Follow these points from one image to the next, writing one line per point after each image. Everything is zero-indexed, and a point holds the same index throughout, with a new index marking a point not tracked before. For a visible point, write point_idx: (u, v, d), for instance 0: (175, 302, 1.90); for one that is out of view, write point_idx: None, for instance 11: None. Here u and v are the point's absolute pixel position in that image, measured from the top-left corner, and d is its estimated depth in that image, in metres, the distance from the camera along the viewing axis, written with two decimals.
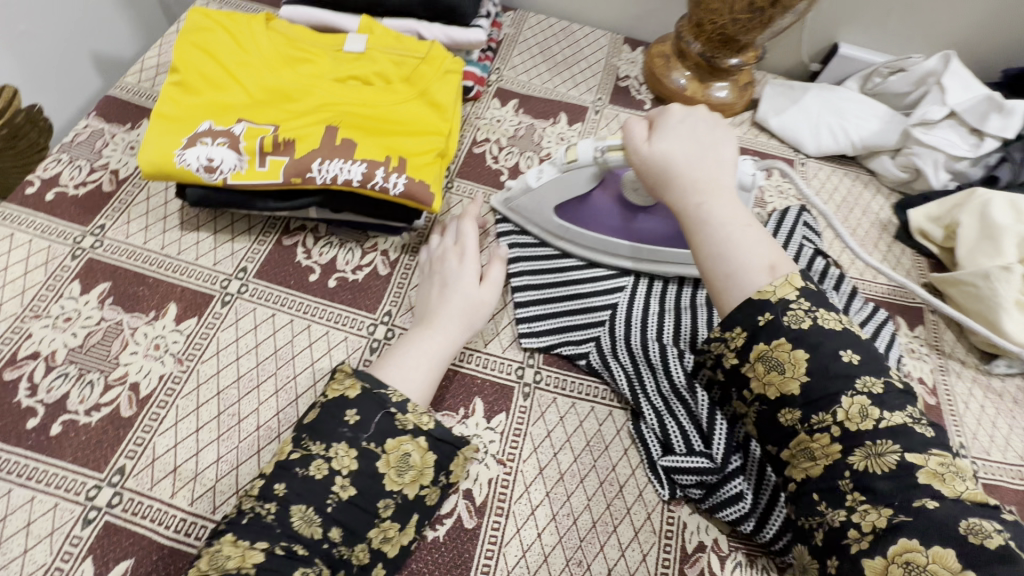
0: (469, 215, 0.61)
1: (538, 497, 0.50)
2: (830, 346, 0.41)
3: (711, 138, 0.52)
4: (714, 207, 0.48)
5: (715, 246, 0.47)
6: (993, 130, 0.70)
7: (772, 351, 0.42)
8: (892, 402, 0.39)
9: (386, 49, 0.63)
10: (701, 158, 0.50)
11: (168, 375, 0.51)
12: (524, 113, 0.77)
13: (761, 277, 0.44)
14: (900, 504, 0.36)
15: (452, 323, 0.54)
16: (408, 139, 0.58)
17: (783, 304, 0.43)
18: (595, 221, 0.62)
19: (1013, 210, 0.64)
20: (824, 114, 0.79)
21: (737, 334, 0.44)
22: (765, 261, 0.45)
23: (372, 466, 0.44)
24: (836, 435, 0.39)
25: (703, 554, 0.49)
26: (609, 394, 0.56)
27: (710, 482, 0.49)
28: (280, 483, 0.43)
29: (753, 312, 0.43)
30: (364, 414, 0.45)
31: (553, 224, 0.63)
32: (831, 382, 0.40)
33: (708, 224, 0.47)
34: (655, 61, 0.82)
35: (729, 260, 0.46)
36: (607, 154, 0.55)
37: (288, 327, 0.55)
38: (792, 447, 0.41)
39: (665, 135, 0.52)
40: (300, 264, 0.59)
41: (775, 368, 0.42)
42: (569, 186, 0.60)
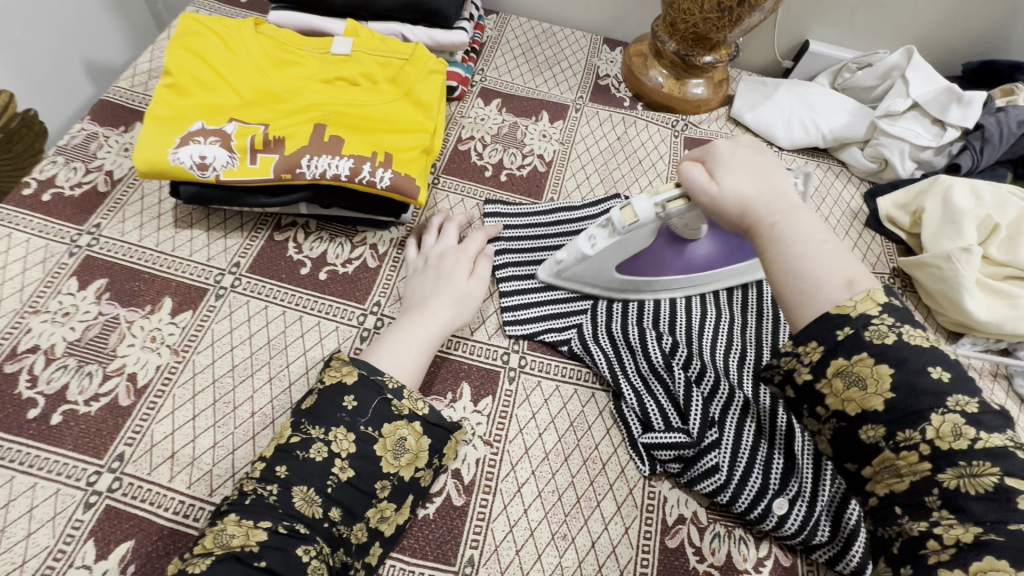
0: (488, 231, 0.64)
1: (524, 475, 0.53)
2: (919, 361, 0.38)
3: (771, 164, 0.50)
4: (789, 227, 0.45)
5: (792, 265, 0.43)
6: (954, 121, 0.73)
7: (853, 365, 0.39)
8: (989, 422, 0.36)
9: (371, 51, 0.65)
10: (766, 180, 0.48)
11: (165, 366, 0.53)
12: (507, 112, 0.80)
13: (839, 291, 0.41)
14: (994, 522, 0.34)
15: (441, 310, 0.56)
16: (393, 136, 0.61)
17: (864, 319, 0.40)
18: (658, 270, 0.60)
19: (972, 196, 0.68)
20: (796, 108, 0.82)
21: (811, 348, 0.41)
22: (848, 279, 0.42)
23: (369, 448, 0.46)
24: (925, 454, 0.37)
25: (683, 526, 0.51)
26: (591, 377, 0.59)
27: (688, 456, 0.52)
28: (280, 465, 0.44)
29: (831, 325, 0.40)
30: (362, 400, 0.47)
31: (616, 282, 0.60)
32: (919, 399, 0.38)
33: (781, 243, 0.45)
34: (634, 60, 0.85)
35: (805, 277, 0.42)
36: (668, 207, 0.52)
37: (280, 318, 0.57)
38: (875, 464, 0.39)
39: (726, 162, 0.49)
40: (291, 258, 0.61)
41: (855, 384, 0.39)
42: (630, 246, 0.56)
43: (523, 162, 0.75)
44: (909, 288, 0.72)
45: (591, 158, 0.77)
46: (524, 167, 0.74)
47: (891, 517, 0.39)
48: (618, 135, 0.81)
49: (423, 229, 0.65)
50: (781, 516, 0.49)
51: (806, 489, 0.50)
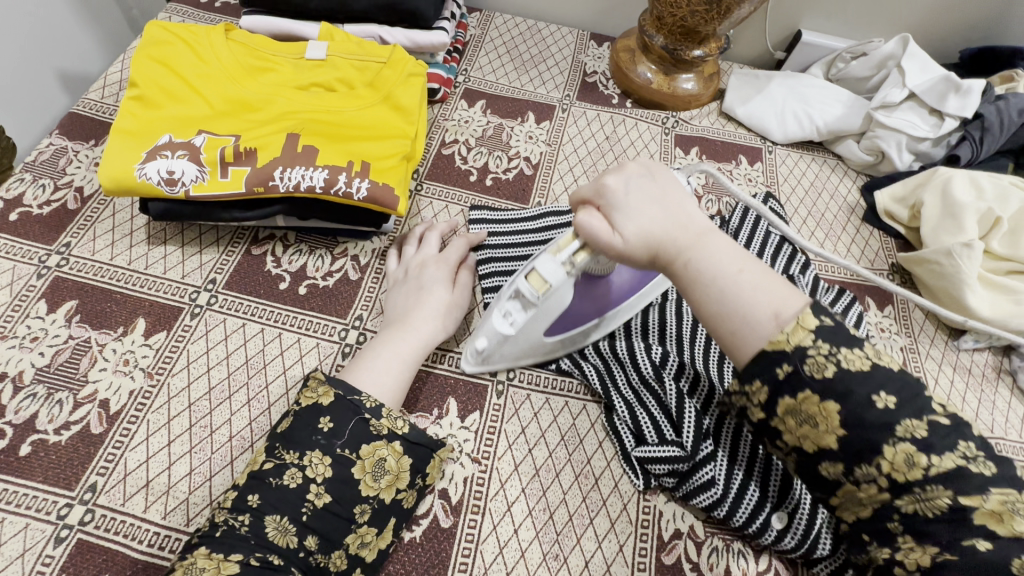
0: (468, 237, 0.62)
1: (514, 494, 0.51)
2: (863, 390, 0.36)
3: (669, 191, 0.45)
4: (706, 264, 0.42)
5: (719, 306, 0.41)
6: (952, 110, 0.71)
7: (800, 404, 0.37)
8: (941, 444, 0.35)
9: (347, 55, 0.63)
10: (669, 211, 0.44)
11: (138, 391, 0.51)
12: (492, 113, 0.78)
13: (770, 325, 0.39)
14: (949, 542, 0.34)
15: (423, 325, 0.54)
16: (371, 143, 0.58)
17: (802, 351, 0.37)
18: (582, 320, 0.54)
19: (972, 187, 0.66)
20: (789, 102, 0.80)
21: (756, 388, 0.39)
22: (776, 309, 0.39)
23: (347, 471, 0.44)
24: (885, 486, 0.36)
25: (679, 541, 0.50)
26: (581, 388, 0.57)
27: (682, 470, 0.50)
28: (254, 494, 0.43)
29: (770, 364, 0.38)
30: (339, 421, 0.46)
31: (550, 344, 0.55)
32: (869, 433, 0.36)
33: (700, 284, 0.42)
34: (621, 55, 0.83)
35: (734, 317, 0.40)
36: (576, 260, 0.46)
37: (258, 336, 0.55)
38: (838, 495, 0.38)
39: (621, 204, 0.44)
40: (269, 273, 0.59)
41: (806, 423, 0.37)
42: (549, 312, 0.49)
43: (509, 165, 0.73)
44: (908, 281, 0.70)
45: (579, 159, 0.75)
46: (509, 170, 0.72)
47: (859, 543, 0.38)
48: (606, 134, 0.78)
49: (406, 239, 0.63)
50: (780, 530, 0.48)
51: (804, 503, 0.49)
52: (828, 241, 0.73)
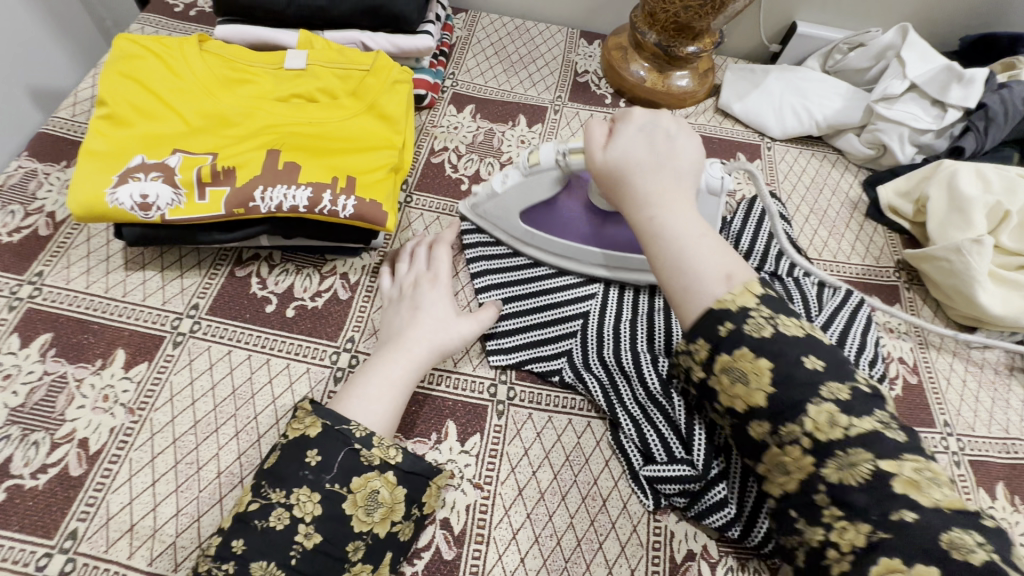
0: (442, 241, 0.60)
1: (519, 520, 0.49)
2: (795, 352, 0.39)
3: (667, 142, 0.50)
4: (671, 219, 0.46)
5: (674, 261, 0.45)
6: (954, 101, 0.69)
7: (735, 361, 0.40)
8: (860, 407, 0.37)
9: (329, 63, 0.60)
10: (656, 164, 0.49)
11: (119, 428, 0.48)
12: (482, 118, 0.75)
13: (718, 286, 0.42)
14: (878, 518, 0.34)
15: (417, 347, 0.51)
16: (357, 156, 0.56)
17: (744, 313, 0.41)
18: (558, 226, 0.60)
19: (979, 180, 0.64)
20: (786, 96, 0.77)
21: (698, 346, 0.42)
22: (726, 272, 0.43)
23: (336, 508, 0.42)
24: (807, 447, 0.37)
25: (693, 563, 0.48)
26: (586, 405, 0.55)
27: (693, 490, 0.48)
28: (237, 539, 0.40)
29: (712, 322, 0.41)
30: (326, 454, 0.43)
31: (519, 230, 0.61)
32: (796, 391, 0.38)
33: (661, 239, 0.46)
34: (613, 53, 0.80)
35: (686, 274, 0.44)
36: (569, 157, 0.53)
37: (245, 364, 0.53)
38: (767, 462, 0.39)
39: (623, 139, 0.50)
40: (254, 295, 0.57)
41: (740, 380, 0.39)
42: (532, 191, 0.57)
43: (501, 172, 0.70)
44: (915, 280, 0.68)
45: None
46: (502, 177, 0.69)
47: (789, 523, 0.38)
48: None
49: (398, 255, 0.60)
50: None
51: None
52: (832, 239, 0.71)
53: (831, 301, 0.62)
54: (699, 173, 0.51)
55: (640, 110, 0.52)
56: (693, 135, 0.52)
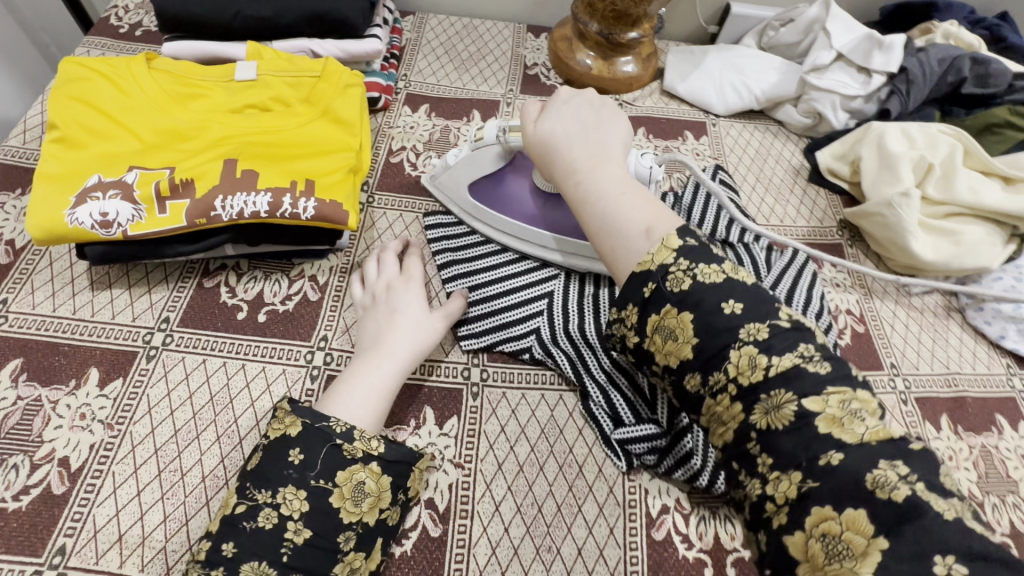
0: (411, 247, 0.62)
1: (500, 493, 0.51)
2: (714, 300, 0.40)
3: (592, 113, 0.54)
4: (595, 182, 0.49)
5: (600, 223, 0.48)
6: (878, 66, 0.73)
7: (663, 319, 0.41)
8: (779, 344, 0.38)
9: (279, 72, 0.63)
10: (580, 132, 0.53)
11: (99, 443, 0.49)
12: (437, 116, 0.77)
13: (639, 244, 0.45)
14: (809, 464, 0.34)
15: (400, 349, 0.53)
16: (314, 160, 0.58)
17: (664, 270, 0.42)
18: (504, 202, 0.64)
19: (904, 139, 0.69)
20: (725, 73, 0.81)
21: (630, 310, 0.44)
22: (645, 229, 0.45)
23: (324, 502, 0.43)
24: (734, 393, 0.38)
25: (667, 515, 0.51)
26: (557, 379, 0.57)
27: (662, 446, 0.52)
28: (227, 543, 0.42)
29: (638, 283, 0.43)
30: (309, 452, 0.45)
31: (468, 203, 0.65)
32: (717, 339, 0.39)
33: (587, 203, 0.49)
34: (559, 45, 0.83)
35: (611, 235, 0.47)
36: (509, 134, 0.57)
37: (221, 371, 0.54)
38: (704, 414, 0.40)
39: (552, 110, 0.54)
40: (224, 304, 0.58)
41: (669, 336, 0.41)
42: (478, 165, 0.62)
43: None
44: (857, 237, 0.73)
45: None
46: None
47: (734, 476, 0.38)
48: None
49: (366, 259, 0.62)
50: None
51: None
52: (779, 205, 0.75)
53: (777, 263, 0.65)
54: (628, 140, 0.54)
55: (568, 86, 0.57)
56: (617, 105, 0.56)
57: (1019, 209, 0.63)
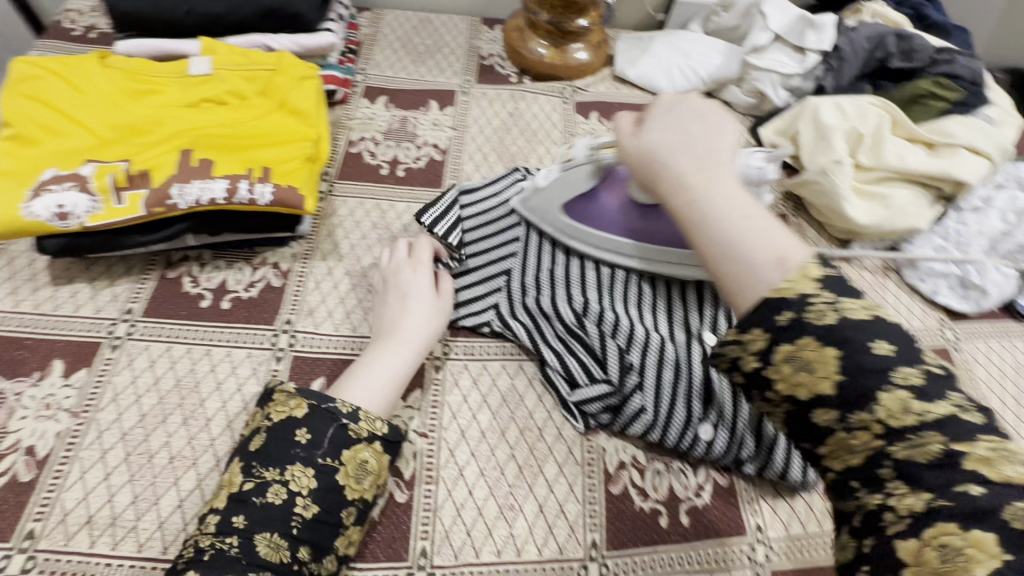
0: (437, 251, 0.61)
1: (464, 458, 0.53)
2: (861, 338, 0.34)
3: (701, 121, 0.45)
4: (712, 197, 0.40)
5: (722, 246, 0.39)
6: (812, 45, 0.77)
7: (799, 349, 0.35)
8: (933, 390, 0.32)
9: (234, 68, 0.64)
10: (689, 141, 0.44)
11: (65, 431, 0.50)
12: (395, 107, 0.79)
13: (771, 272, 0.36)
14: (942, 489, 0.30)
15: (415, 334, 0.54)
16: (272, 149, 0.59)
17: (804, 298, 0.35)
18: (601, 220, 0.60)
19: (837, 111, 0.73)
20: (673, 58, 0.85)
21: (753, 336, 0.36)
22: (779, 255, 0.37)
23: (331, 480, 0.44)
24: (879, 432, 0.33)
25: (624, 471, 0.54)
26: (516, 349, 0.60)
27: (614, 404, 0.54)
28: (238, 515, 0.42)
29: (769, 311, 0.35)
30: (316, 431, 0.45)
31: (561, 223, 0.62)
32: (866, 378, 0.33)
33: (702, 224, 0.40)
34: (512, 36, 0.86)
35: (736, 258, 0.38)
36: (601, 151, 0.56)
37: (186, 357, 0.55)
38: (830, 446, 0.35)
39: (654, 118, 0.46)
40: (188, 293, 0.59)
41: (802, 368, 0.35)
42: (571, 185, 0.59)
43: (418, 154, 0.74)
44: (799, 205, 0.77)
45: (486, 139, 0.78)
46: (420, 160, 0.74)
47: (846, 492, 0.35)
48: (509, 111, 0.81)
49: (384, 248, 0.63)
50: (709, 440, 0.53)
51: (725, 413, 0.53)
52: None
53: None
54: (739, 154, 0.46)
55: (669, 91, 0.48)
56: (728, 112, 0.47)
57: (940, 170, 0.68)
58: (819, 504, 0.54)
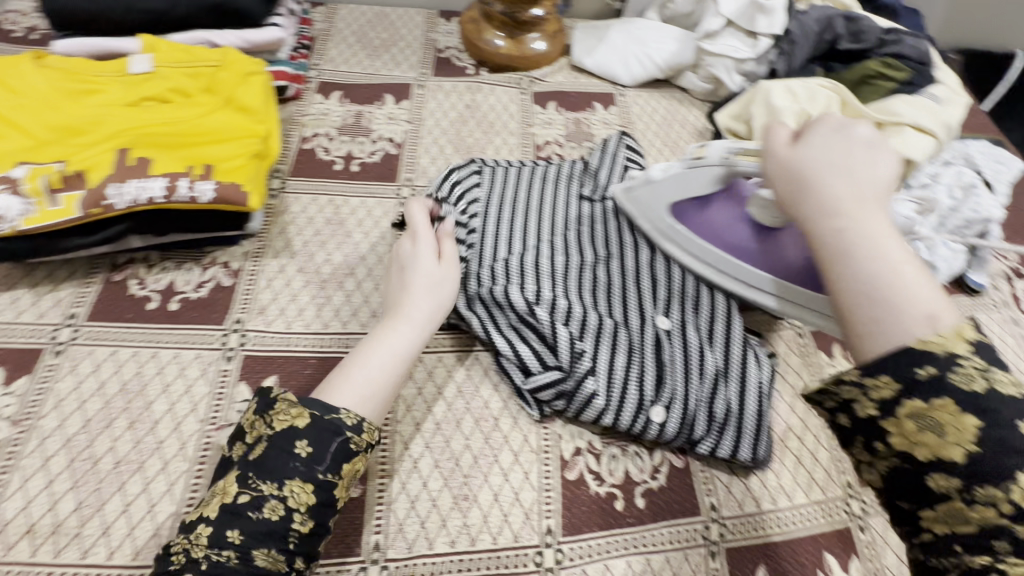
0: (447, 235, 0.58)
1: (418, 451, 0.53)
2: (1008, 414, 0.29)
3: (866, 149, 0.40)
4: (864, 229, 0.35)
5: (863, 283, 0.33)
6: (763, 30, 0.78)
7: (933, 408, 0.30)
8: None
9: (177, 65, 0.63)
10: (848, 165, 0.39)
11: (6, 440, 0.49)
12: (349, 102, 0.78)
13: (919, 325, 0.31)
14: None
15: (418, 311, 0.52)
16: (216, 147, 0.58)
17: (952, 359, 0.30)
18: (711, 228, 0.60)
19: (788, 94, 0.73)
20: (629, 46, 0.85)
21: (880, 382, 0.31)
22: (932, 309, 0.32)
23: (329, 495, 0.42)
24: (1008, 512, 0.28)
25: (580, 457, 0.54)
26: (471, 340, 0.60)
27: (567, 391, 0.54)
28: (232, 529, 0.40)
29: (908, 363, 0.31)
30: (318, 445, 0.43)
31: (663, 222, 0.62)
32: (1006, 455, 0.29)
33: (844, 251, 0.35)
34: (468, 28, 0.86)
35: (881, 300, 0.33)
36: (739, 156, 0.57)
37: (132, 360, 0.54)
38: (939, 512, 0.30)
39: (814, 134, 0.42)
40: (134, 295, 0.58)
41: (931, 428, 0.30)
42: (690, 184, 0.60)
43: (373, 149, 0.74)
44: None
45: (443, 131, 0.77)
46: (375, 154, 0.73)
47: (934, 548, 0.31)
48: (466, 103, 0.81)
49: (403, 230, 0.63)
50: (661, 422, 0.53)
51: (677, 394, 0.54)
52: None
53: None
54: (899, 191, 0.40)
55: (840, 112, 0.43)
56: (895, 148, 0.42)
57: None
58: (772, 481, 0.54)
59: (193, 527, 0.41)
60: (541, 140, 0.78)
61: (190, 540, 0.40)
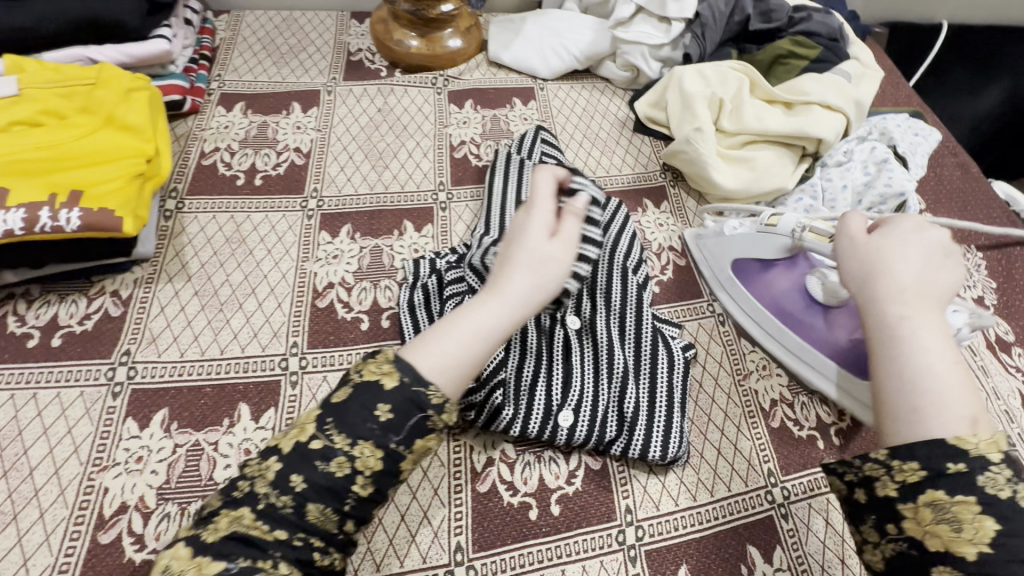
0: (574, 210, 0.48)
1: None
2: None
3: (936, 254, 0.43)
4: (926, 325, 0.38)
5: (913, 373, 0.37)
6: (675, 14, 0.77)
7: (952, 502, 0.33)
8: None
9: (47, 86, 0.59)
10: (925, 262, 0.42)
11: None
12: (253, 113, 0.75)
13: (962, 425, 0.35)
14: None
15: (517, 288, 0.44)
16: (91, 170, 0.55)
17: (982, 464, 0.33)
18: (765, 291, 0.62)
19: (700, 79, 0.72)
20: (544, 38, 0.83)
21: (910, 468, 0.35)
22: (973, 415, 0.35)
23: (396, 466, 0.39)
24: None
25: (492, 468, 0.52)
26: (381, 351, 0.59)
27: (476, 401, 0.52)
28: (297, 474, 0.37)
29: (941, 455, 0.34)
30: (399, 414, 0.38)
31: (724, 274, 0.65)
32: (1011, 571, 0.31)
33: (897, 339, 0.38)
34: (377, 29, 0.83)
35: (925, 394, 0.36)
36: (808, 233, 0.57)
37: (8, 403, 0.51)
38: None
39: (894, 227, 0.45)
40: (12, 333, 0.54)
41: (948, 522, 0.33)
42: (757, 246, 0.63)
43: (278, 161, 0.71)
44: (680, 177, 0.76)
45: (353, 137, 0.74)
46: (280, 166, 0.70)
47: None
48: (378, 107, 0.78)
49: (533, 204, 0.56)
50: (570, 427, 0.52)
51: (586, 395, 0.53)
52: (605, 157, 0.77)
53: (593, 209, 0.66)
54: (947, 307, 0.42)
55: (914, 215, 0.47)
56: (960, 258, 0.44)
57: (795, 129, 0.68)
58: (690, 476, 0.53)
59: (267, 455, 0.39)
60: (456, 140, 0.76)
61: (261, 467, 0.39)
